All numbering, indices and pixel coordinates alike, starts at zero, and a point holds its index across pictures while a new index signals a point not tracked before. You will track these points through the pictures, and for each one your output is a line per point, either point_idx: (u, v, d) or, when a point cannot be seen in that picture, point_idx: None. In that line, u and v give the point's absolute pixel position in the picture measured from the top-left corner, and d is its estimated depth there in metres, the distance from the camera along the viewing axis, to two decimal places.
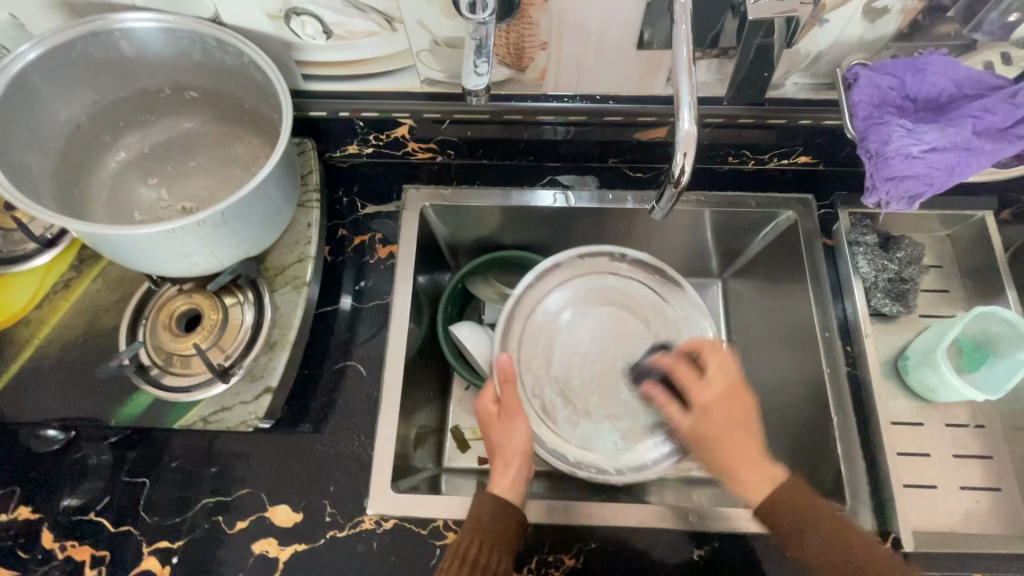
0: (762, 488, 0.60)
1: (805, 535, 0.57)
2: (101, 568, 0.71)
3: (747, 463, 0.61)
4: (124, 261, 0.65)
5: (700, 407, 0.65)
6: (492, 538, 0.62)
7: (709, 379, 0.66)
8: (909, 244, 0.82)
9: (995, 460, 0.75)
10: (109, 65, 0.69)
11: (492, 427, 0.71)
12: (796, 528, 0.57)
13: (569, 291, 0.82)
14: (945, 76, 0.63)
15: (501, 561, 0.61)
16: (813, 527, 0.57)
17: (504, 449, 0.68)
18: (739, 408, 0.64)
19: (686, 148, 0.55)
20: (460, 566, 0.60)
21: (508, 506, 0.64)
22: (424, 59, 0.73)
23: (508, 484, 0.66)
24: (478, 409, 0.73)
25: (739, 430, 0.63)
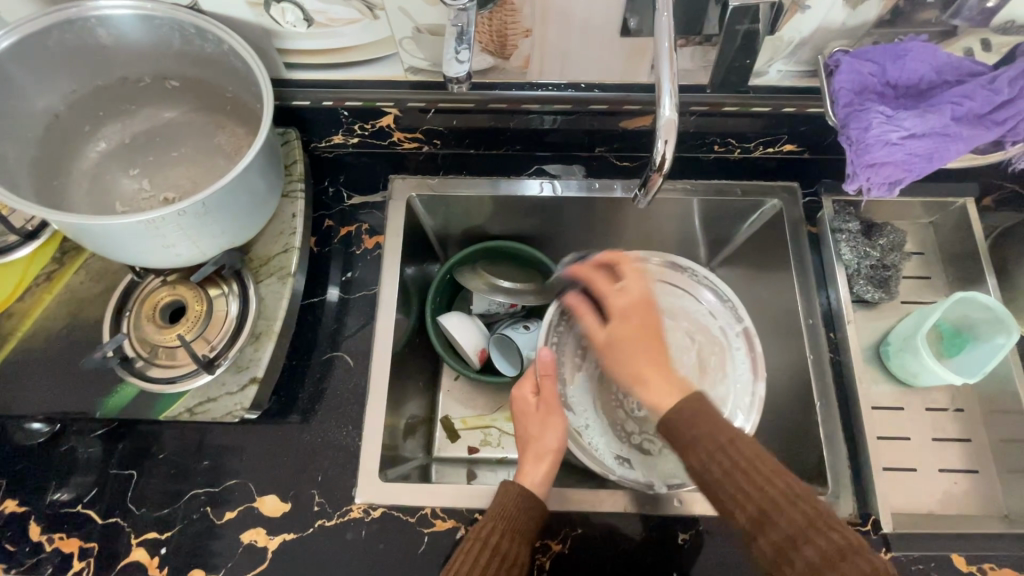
0: (665, 393, 0.60)
1: (698, 450, 0.55)
2: (90, 560, 0.71)
3: (653, 365, 0.63)
4: (105, 252, 0.64)
5: (617, 316, 0.68)
6: (515, 526, 0.61)
7: (626, 287, 0.70)
8: (891, 230, 0.82)
9: (974, 443, 0.76)
10: (87, 54, 0.68)
11: (529, 419, 0.74)
12: (687, 437, 0.56)
13: (612, 300, 0.85)
14: (924, 62, 0.63)
15: (520, 550, 0.60)
16: (705, 434, 0.55)
17: (539, 442, 0.71)
18: (641, 315, 0.68)
19: (667, 135, 0.55)
20: (480, 550, 0.59)
21: (536, 498, 0.64)
22: (407, 47, 0.73)
23: (538, 478, 0.67)
24: (515, 401, 0.76)
25: (649, 337, 0.65)
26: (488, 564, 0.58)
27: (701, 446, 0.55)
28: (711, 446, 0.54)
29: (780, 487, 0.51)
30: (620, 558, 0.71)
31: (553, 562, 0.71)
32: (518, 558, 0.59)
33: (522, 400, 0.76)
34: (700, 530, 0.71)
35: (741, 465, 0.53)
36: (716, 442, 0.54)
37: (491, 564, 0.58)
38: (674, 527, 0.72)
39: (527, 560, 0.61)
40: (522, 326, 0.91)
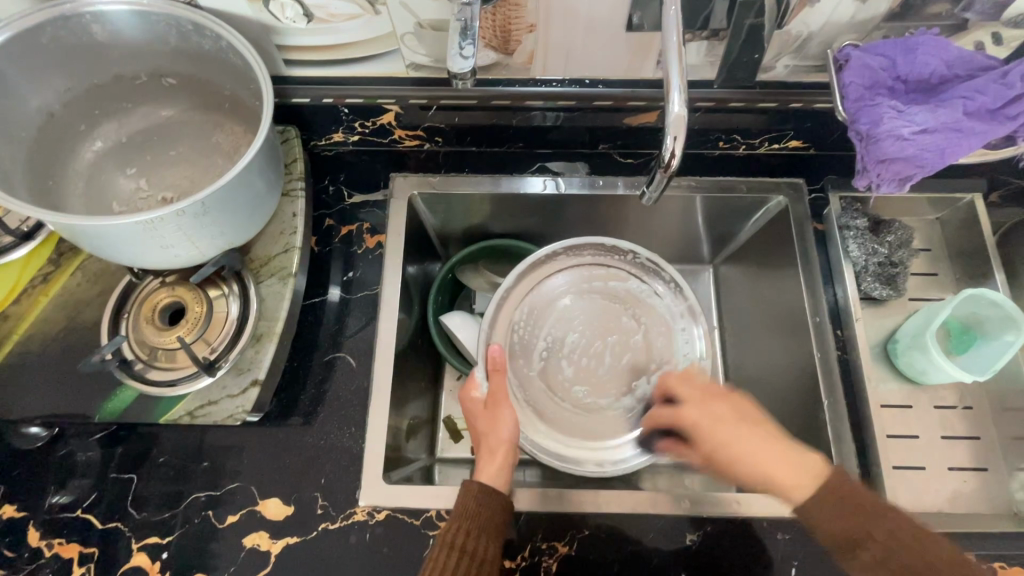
0: (804, 482, 0.59)
1: (849, 537, 0.55)
2: (90, 565, 0.70)
3: (767, 458, 0.61)
4: (103, 254, 0.63)
5: (698, 429, 0.66)
6: (479, 523, 0.60)
7: (687, 402, 0.68)
8: (899, 227, 0.81)
9: (983, 441, 0.75)
10: (83, 51, 0.67)
11: (478, 418, 0.71)
12: (854, 535, 0.54)
13: (573, 279, 0.81)
14: (936, 56, 0.62)
15: (490, 546, 0.60)
16: (858, 524, 0.55)
17: (491, 438, 0.68)
18: (722, 406, 0.66)
19: (676, 132, 0.54)
20: (450, 553, 0.58)
21: (491, 493, 0.63)
22: (409, 43, 0.71)
23: (495, 473, 0.65)
24: (464, 399, 0.73)
25: (744, 429, 0.63)
26: (459, 566, 0.57)
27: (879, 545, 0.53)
28: (889, 539, 0.53)
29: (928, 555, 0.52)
30: (627, 559, 0.70)
31: (559, 564, 0.70)
32: (487, 554, 0.59)
33: (468, 399, 0.73)
34: (707, 530, 0.71)
35: (888, 540, 0.53)
36: (878, 532, 0.54)
37: (461, 564, 0.58)
38: (681, 528, 0.71)
39: (498, 555, 0.60)
40: None
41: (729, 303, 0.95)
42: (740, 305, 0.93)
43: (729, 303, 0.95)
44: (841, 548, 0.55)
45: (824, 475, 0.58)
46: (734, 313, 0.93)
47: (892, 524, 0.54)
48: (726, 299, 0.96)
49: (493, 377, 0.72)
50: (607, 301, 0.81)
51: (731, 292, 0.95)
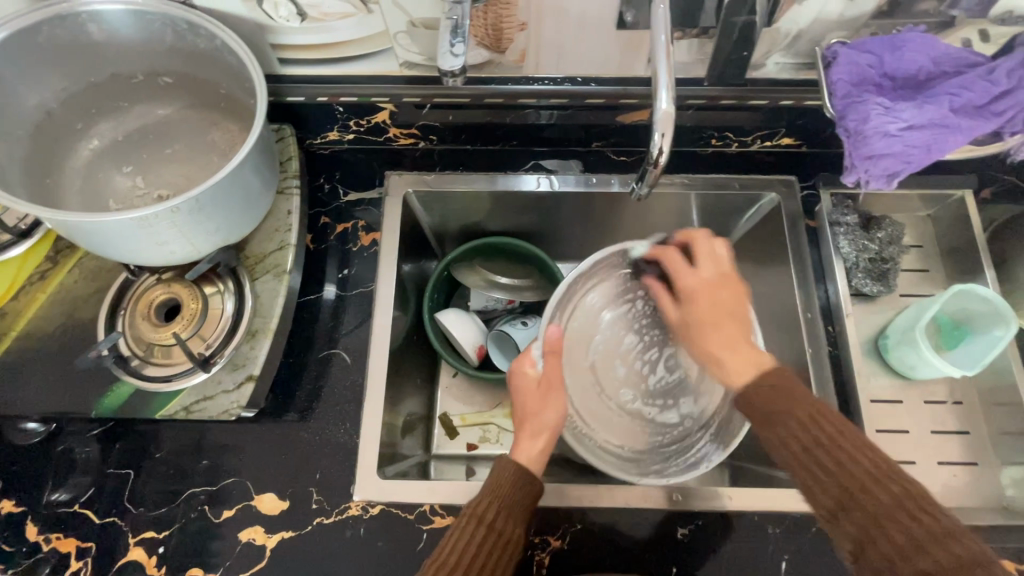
0: (730, 363, 0.60)
1: (781, 421, 0.53)
2: (87, 559, 0.71)
3: (722, 343, 0.61)
4: (99, 250, 0.64)
5: (686, 296, 0.66)
6: (510, 503, 0.60)
7: (699, 270, 0.67)
8: (889, 223, 0.82)
9: (973, 436, 0.76)
10: (79, 50, 0.68)
11: (528, 395, 0.70)
12: (773, 413, 0.54)
13: (620, 282, 0.80)
14: (922, 54, 0.63)
15: (517, 527, 0.60)
16: (797, 417, 0.53)
17: (537, 418, 0.67)
18: (729, 292, 0.65)
19: (664, 128, 0.55)
20: (475, 526, 0.58)
21: (531, 474, 0.63)
22: (402, 41, 0.72)
23: (536, 455, 0.65)
24: (516, 373, 0.71)
25: (724, 313, 0.63)
26: (485, 540, 0.57)
27: (791, 423, 0.53)
28: (803, 421, 0.52)
29: (865, 467, 0.49)
30: (620, 552, 0.71)
31: (552, 558, 0.71)
32: (514, 534, 0.59)
33: (519, 374, 0.71)
34: (699, 524, 0.71)
35: (824, 442, 0.51)
36: (799, 421, 0.53)
37: (486, 539, 0.58)
38: (673, 522, 0.71)
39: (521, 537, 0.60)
40: (521, 322, 0.92)
41: None
42: None
43: None
44: (749, 413, 0.57)
45: (766, 368, 0.58)
46: None
47: (815, 411, 0.53)
48: None
49: (548, 359, 0.71)
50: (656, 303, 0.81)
51: None
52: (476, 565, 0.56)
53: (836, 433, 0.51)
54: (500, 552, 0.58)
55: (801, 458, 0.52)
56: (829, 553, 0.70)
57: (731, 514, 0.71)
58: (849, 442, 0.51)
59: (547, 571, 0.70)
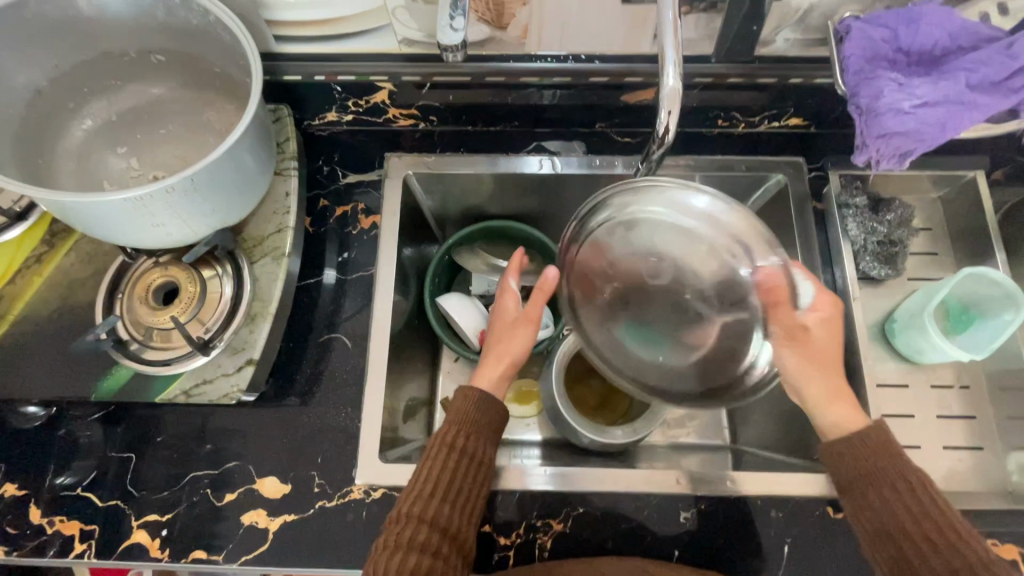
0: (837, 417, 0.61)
1: (871, 484, 0.57)
2: (92, 542, 0.71)
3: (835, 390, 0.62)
4: (93, 232, 0.63)
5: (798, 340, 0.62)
6: (478, 427, 0.64)
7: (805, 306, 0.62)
8: (898, 205, 0.81)
9: (979, 420, 0.75)
10: (69, 26, 0.66)
11: (501, 328, 0.71)
12: (862, 478, 0.58)
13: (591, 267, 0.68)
14: (939, 27, 0.61)
15: (487, 449, 0.64)
16: (881, 483, 0.57)
17: (499, 348, 0.68)
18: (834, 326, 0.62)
19: (671, 106, 0.53)
20: (447, 453, 0.62)
21: (488, 400, 0.65)
22: (400, 16, 0.70)
23: (493, 380, 0.67)
24: (497, 308, 0.73)
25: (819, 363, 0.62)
26: (456, 464, 0.61)
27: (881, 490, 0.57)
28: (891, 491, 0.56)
29: (943, 524, 0.55)
30: (623, 536, 0.70)
31: (554, 541, 0.70)
32: (484, 456, 0.63)
33: (501, 306, 0.73)
34: (702, 508, 0.71)
35: (910, 507, 0.56)
36: (895, 491, 0.56)
37: (458, 463, 0.61)
38: (676, 505, 0.71)
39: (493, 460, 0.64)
40: None
41: None
42: None
43: None
44: (850, 477, 0.59)
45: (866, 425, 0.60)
46: None
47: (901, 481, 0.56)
48: None
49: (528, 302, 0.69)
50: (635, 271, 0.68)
51: None
52: (449, 488, 0.60)
53: (916, 489, 0.56)
54: (473, 472, 0.62)
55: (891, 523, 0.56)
56: (832, 537, 0.69)
57: (734, 498, 0.71)
58: (930, 506, 0.55)
59: (549, 553, 0.70)
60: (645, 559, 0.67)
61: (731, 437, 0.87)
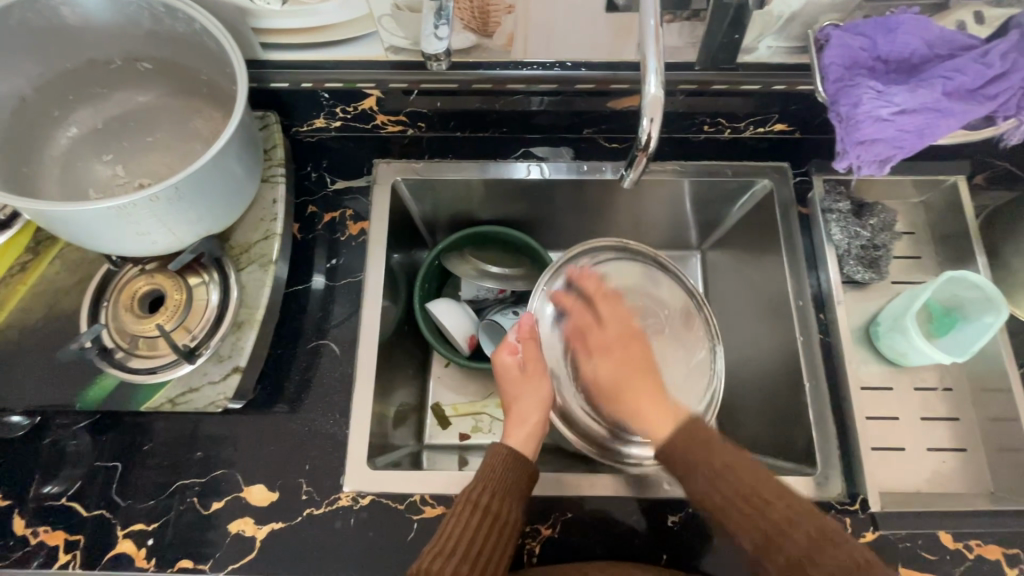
0: (659, 425, 0.66)
1: (696, 473, 0.60)
2: (76, 552, 0.70)
3: (644, 401, 0.68)
4: (79, 241, 0.63)
5: (597, 355, 0.72)
6: (504, 486, 0.64)
7: (608, 324, 0.73)
8: (882, 210, 0.82)
9: (962, 422, 0.76)
10: (52, 34, 0.66)
11: (513, 382, 0.73)
12: (695, 466, 0.60)
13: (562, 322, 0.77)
14: (916, 36, 0.62)
15: (512, 508, 0.63)
16: (709, 465, 0.59)
17: (524, 403, 0.71)
18: (614, 308, 0.74)
19: (653, 114, 0.54)
20: (472, 511, 0.62)
21: (520, 456, 0.66)
22: (386, 25, 0.70)
23: (522, 440, 0.69)
24: (498, 366, 0.74)
25: (630, 374, 0.69)
26: (480, 524, 0.61)
27: (704, 479, 0.59)
28: (711, 475, 0.59)
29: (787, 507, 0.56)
30: (611, 540, 0.71)
31: (543, 546, 0.70)
32: (509, 515, 0.62)
33: (502, 365, 0.74)
34: (689, 511, 0.71)
35: (738, 489, 0.58)
36: (732, 483, 0.58)
37: (482, 522, 0.61)
38: (664, 510, 0.72)
39: (519, 520, 0.63)
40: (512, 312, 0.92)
41: (716, 288, 0.95)
42: (726, 290, 0.93)
43: (716, 289, 0.95)
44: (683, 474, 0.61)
45: (683, 417, 0.65)
46: (721, 298, 0.93)
47: (711, 460, 0.60)
48: (713, 284, 0.96)
49: (522, 344, 0.75)
50: None
51: (718, 277, 0.95)
52: (471, 548, 0.60)
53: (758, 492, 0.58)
54: (496, 532, 0.61)
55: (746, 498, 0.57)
56: None
57: None
58: (765, 492, 0.57)
59: (538, 559, 0.70)
60: (632, 564, 0.67)
61: None
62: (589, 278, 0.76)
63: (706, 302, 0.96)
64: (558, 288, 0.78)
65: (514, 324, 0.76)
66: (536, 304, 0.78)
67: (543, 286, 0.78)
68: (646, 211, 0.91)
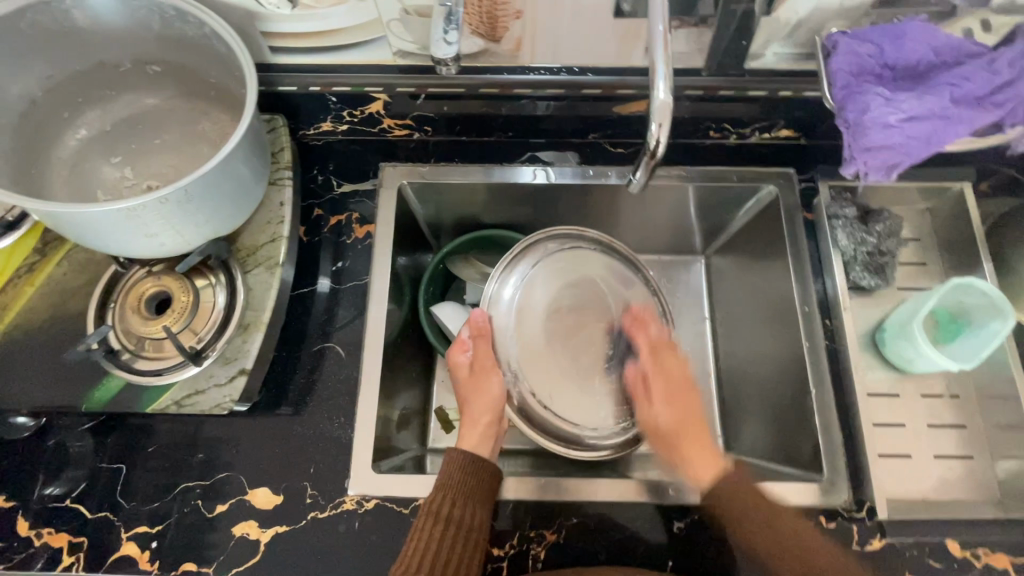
0: (704, 467, 0.65)
1: (740, 523, 0.60)
2: (80, 554, 0.70)
3: (695, 448, 0.66)
4: (87, 242, 0.63)
5: (658, 399, 0.69)
6: (464, 492, 0.65)
7: (669, 363, 0.71)
8: (888, 217, 0.81)
9: (969, 429, 0.76)
10: (64, 36, 0.66)
11: (465, 383, 0.71)
12: (732, 510, 0.61)
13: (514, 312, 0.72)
14: (923, 43, 0.62)
15: (476, 514, 0.64)
16: (750, 511, 0.60)
17: (474, 406, 0.69)
18: (666, 363, 0.71)
19: (661, 119, 0.54)
20: (435, 521, 0.62)
21: (477, 460, 0.67)
22: (395, 29, 0.71)
23: (474, 442, 0.69)
24: (452, 364, 0.73)
25: (688, 420, 0.68)
26: (446, 532, 0.61)
27: (757, 520, 0.60)
28: (767, 518, 0.60)
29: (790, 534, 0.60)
30: (616, 547, 0.70)
31: (548, 552, 0.70)
32: (473, 521, 0.63)
33: (455, 363, 0.73)
34: (695, 518, 0.71)
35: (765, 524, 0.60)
36: (762, 515, 0.60)
37: (446, 532, 0.61)
38: (670, 515, 0.71)
39: (484, 523, 0.64)
40: None
41: (719, 293, 0.95)
42: (731, 295, 0.93)
43: (720, 293, 0.95)
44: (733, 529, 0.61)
45: (730, 467, 0.65)
46: (725, 303, 0.93)
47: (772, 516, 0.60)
48: (717, 289, 0.96)
49: (477, 342, 0.71)
50: (553, 312, 0.73)
51: (722, 282, 0.95)
52: (439, 560, 0.60)
53: (773, 516, 0.60)
54: (463, 540, 0.62)
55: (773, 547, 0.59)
56: None
57: None
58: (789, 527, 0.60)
59: (543, 565, 0.70)
60: (637, 569, 0.67)
61: (724, 445, 0.87)
62: (647, 320, 0.73)
63: (710, 308, 0.96)
64: (514, 278, 0.74)
65: (466, 320, 0.72)
66: (492, 294, 0.73)
67: (498, 278, 0.73)
68: (650, 215, 0.91)
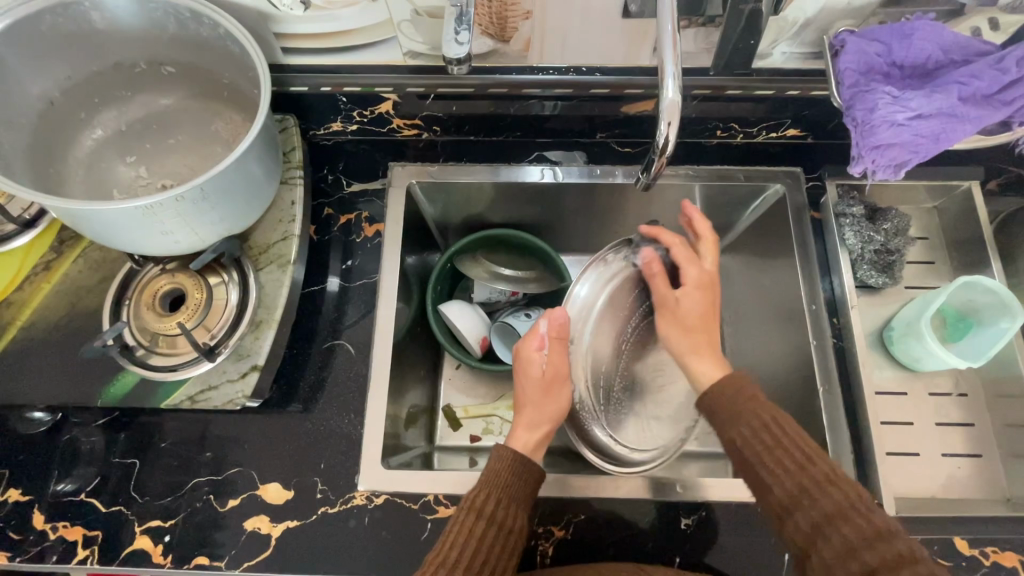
0: (711, 369, 0.65)
1: (736, 426, 0.59)
2: (94, 548, 0.71)
3: (703, 353, 0.67)
4: (104, 239, 0.64)
5: (674, 296, 0.68)
6: (509, 493, 0.63)
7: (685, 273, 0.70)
8: (896, 215, 0.81)
9: (977, 428, 0.76)
10: (82, 37, 0.67)
11: (533, 385, 0.68)
12: (734, 410, 0.60)
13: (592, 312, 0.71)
14: (931, 41, 0.63)
15: (517, 518, 0.63)
16: (749, 428, 0.59)
17: (540, 410, 0.68)
18: (681, 261, 0.71)
19: (670, 118, 0.55)
20: (477, 519, 0.61)
21: (525, 462, 0.65)
22: (406, 30, 0.72)
23: (527, 443, 0.68)
24: (522, 356, 0.70)
25: (697, 316, 0.68)
26: (486, 532, 0.61)
27: (747, 430, 0.59)
28: (765, 435, 0.58)
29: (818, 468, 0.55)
30: (625, 543, 0.71)
31: (557, 548, 0.71)
32: (514, 525, 0.62)
33: (528, 360, 0.69)
34: (702, 515, 0.71)
35: (774, 445, 0.57)
36: (768, 437, 0.58)
37: (487, 532, 0.61)
38: (677, 512, 0.72)
39: (524, 527, 0.63)
40: (524, 314, 0.92)
41: (726, 292, 0.95)
42: (737, 294, 0.93)
43: (727, 292, 0.95)
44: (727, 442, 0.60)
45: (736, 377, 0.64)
46: (731, 302, 0.94)
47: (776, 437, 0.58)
48: (724, 288, 0.96)
49: (553, 345, 0.69)
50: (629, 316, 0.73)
51: (729, 281, 0.95)
52: (474, 559, 0.60)
53: (783, 443, 0.58)
54: (501, 542, 0.61)
55: (771, 452, 0.57)
56: None
57: (732, 506, 0.71)
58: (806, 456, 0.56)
59: (551, 560, 0.70)
60: (644, 565, 0.67)
61: None
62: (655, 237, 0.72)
63: None
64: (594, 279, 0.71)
65: (547, 314, 0.69)
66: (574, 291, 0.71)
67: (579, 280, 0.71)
68: (657, 214, 0.92)
